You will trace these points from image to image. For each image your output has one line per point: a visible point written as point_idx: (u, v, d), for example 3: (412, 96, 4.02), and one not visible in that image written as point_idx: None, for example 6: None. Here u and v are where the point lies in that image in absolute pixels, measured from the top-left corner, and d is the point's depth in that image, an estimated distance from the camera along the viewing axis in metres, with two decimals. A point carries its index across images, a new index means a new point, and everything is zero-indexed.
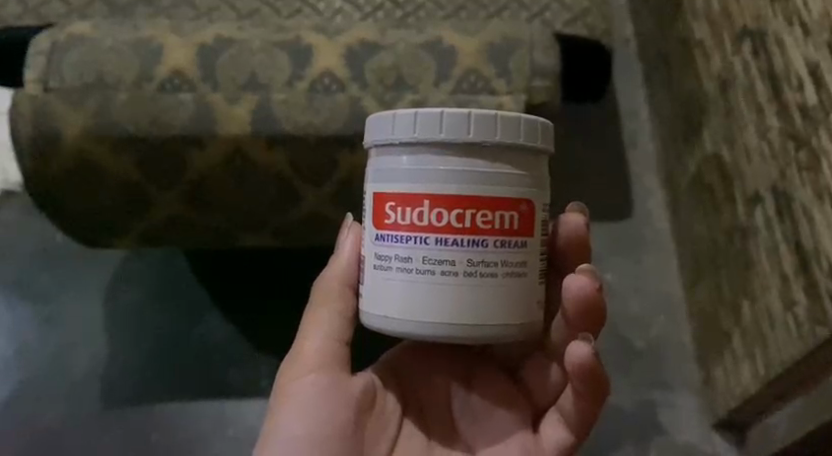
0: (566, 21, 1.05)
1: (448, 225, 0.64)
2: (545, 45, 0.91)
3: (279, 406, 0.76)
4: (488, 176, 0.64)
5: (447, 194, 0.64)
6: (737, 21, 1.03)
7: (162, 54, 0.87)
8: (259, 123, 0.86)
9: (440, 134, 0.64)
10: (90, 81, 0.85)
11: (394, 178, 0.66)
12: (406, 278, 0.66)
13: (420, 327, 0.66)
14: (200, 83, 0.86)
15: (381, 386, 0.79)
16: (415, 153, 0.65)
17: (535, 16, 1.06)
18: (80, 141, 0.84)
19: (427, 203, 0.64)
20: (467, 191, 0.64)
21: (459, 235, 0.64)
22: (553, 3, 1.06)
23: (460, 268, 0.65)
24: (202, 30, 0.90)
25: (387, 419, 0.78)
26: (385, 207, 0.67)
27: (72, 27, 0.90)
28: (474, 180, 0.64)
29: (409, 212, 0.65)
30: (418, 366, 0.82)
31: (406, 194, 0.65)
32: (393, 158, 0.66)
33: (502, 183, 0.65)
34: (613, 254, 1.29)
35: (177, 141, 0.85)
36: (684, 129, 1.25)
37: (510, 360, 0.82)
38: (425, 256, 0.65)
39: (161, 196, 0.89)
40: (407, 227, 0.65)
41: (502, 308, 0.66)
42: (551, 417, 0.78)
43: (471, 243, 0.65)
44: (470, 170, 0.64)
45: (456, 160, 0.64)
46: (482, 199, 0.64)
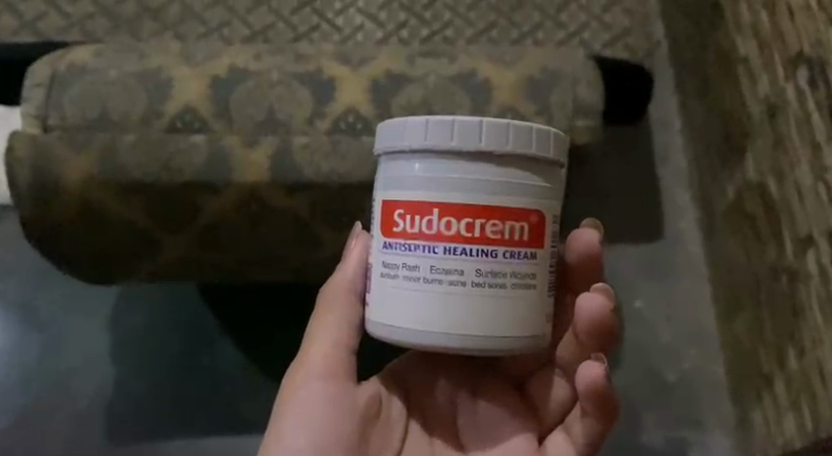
0: (607, 42, 0.98)
1: (458, 235, 0.61)
2: (590, 79, 0.83)
3: (279, 416, 0.72)
4: (499, 186, 0.61)
5: (457, 203, 0.60)
6: (792, 44, 0.95)
7: (173, 88, 0.80)
8: (278, 169, 0.79)
9: (450, 143, 0.61)
10: (94, 118, 0.79)
11: (404, 186, 0.62)
12: (411, 287, 0.62)
13: (423, 336, 0.62)
14: (213, 121, 0.80)
15: (386, 392, 0.76)
16: (425, 161, 0.62)
17: (573, 37, 0.98)
18: (84, 186, 0.77)
19: (436, 211, 0.61)
20: (478, 199, 0.60)
21: (468, 246, 0.61)
22: (592, 21, 0.99)
23: (468, 278, 0.61)
24: (215, 60, 0.83)
25: (391, 430, 0.74)
26: (396, 214, 0.63)
27: (73, 52, 0.83)
28: (485, 189, 0.60)
29: (418, 220, 0.61)
30: (426, 373, 0.78)
31: (415, 201, 0.62)
32: (405, 165, 0.63)
33: (514, 193, 0.61)
34: (642, 279, 1.24)
35: (189, 186, 0.78)
36: (722, 148, 1.18)
37: (517, 373, 0.78)
38: (432, 265, 0.62)
39: (169, 239, 0.82)
40: (416, 235, 0.62)
41: (511, 318, 0.63)
42: (559, 433, 0.74)
43: (480, 253, 0.61)
44: (483, 179, 0.60)
45: (467, 168, 0.60)
46: (492, 210, 0.61)
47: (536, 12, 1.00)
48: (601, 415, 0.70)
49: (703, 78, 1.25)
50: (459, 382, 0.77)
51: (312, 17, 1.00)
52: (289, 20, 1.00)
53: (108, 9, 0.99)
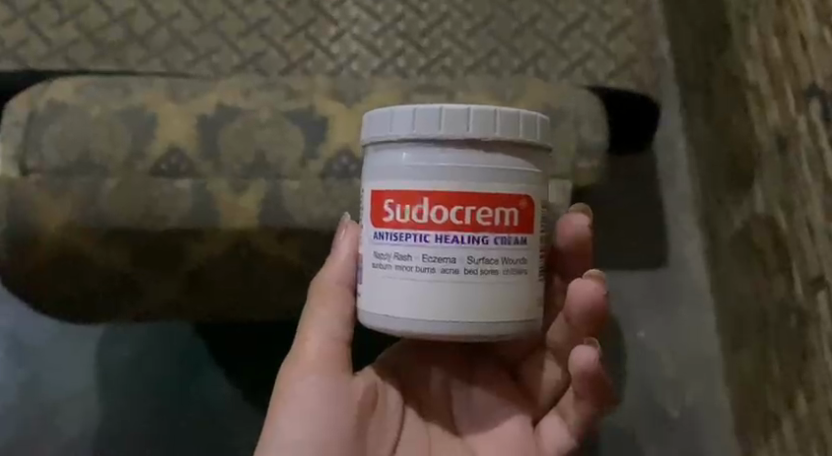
0: (612, 72, 0.94)
1: (448, 223, 0.59)
2: (594, 117, 0.80)
3: (274, 416, 0.70)
4: (489, 172, 0.60)
5: (447, 191, 0.59)
6: (805, 75, 0.91)
7: (158, 128, 0.77)
8: (268, 215, 0.75)
9: (438, 131, 0.60)
10: (74, 160, 0.75)
11: (394, 176, 0.61)
12: (404, 277, 0.61)
13: (416, 324, 0.61)
14: (200, 162, 0.76)
15: (381, 383, 0.74)
16: (414, 150, 0.60)
17: (575, 66, 0.95)
18: (63, 235, 0.74)
19: (426, 200, 0.60)
20: (468, 187, 0.59)
21: (459, 234, 0.60)
22: (597, 49, 0.95)
23: (461, 265, 0.60)
24: (202, 96, 0.80)
25: (386, 422, 0.73)
26: (386, 205, 0.62)
27: (52, 88, 0.79)
28: (475, 176, 0.59)
29: (408, 210, 0.60)
30: (420, 362, 0.78)
31: (405, 191, 0.60)
32: (394, 155, 0.62)
33: (505, 180, 0.60)
34: (645, 308, 1.21)
35: (175, 234, 0.75)
36: (729, 174, 1.14)
37: (510, 359, 0.79)
38: (424, 253, 0.60)
39: (154, 285, 0.79)
40: (406, 225, 0.61)
41: (504, 303, 0.62)
42: (554, 417, 0.75)
43: (472, 240, 0.60)
44: (473, 167, 0.59)
45: (457, 155, 0.59)
46: (483, 196, 0.59)
47: (537, 40, 0.96)
48: (594, 399, 0.71)
49: (710, 98, 1.20)
50: (452, 369, 0.78)
51: (305, 44, 0.96)
52: (282, 47, 0.96)
53: (91, 34, 0.95)
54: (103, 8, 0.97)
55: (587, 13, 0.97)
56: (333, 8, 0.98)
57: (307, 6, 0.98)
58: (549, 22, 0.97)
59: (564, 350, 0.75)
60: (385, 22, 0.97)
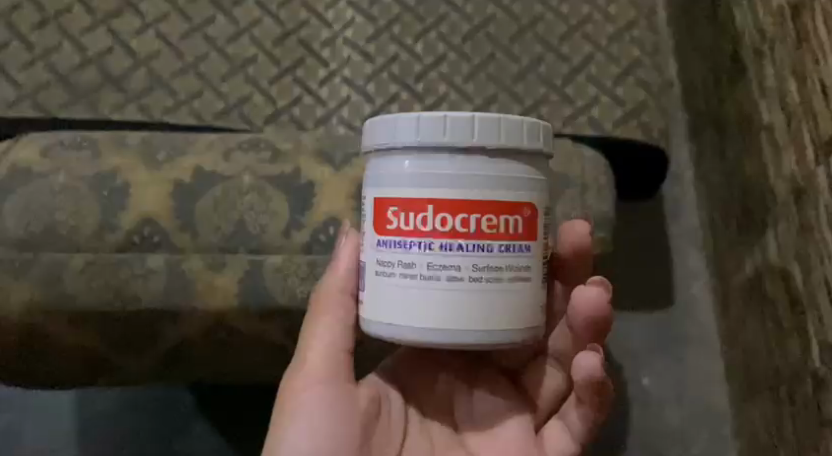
0: (618, 120, 0.88)
1: (454, 232, 0.58)
2: (599, 184, 0.75)
3: (278, 429, 0.66)
4: (494, 179, 0.59)
5: (452, 199, 0.58)
6: (825, 126, 0.85)
7: (132, 196, 0.71)
8: (248, 294, 0.71)
9: (444, 140, 0.58)
10: (39, 232, 0.70)
11: (398, 183, 0.60)
12: (407, 285, 0.60)
13: (417, 329, 0.59)
14: (177, 233, 0.71)
15: (383, 390, 0.71)
16: (419, 159, 0.59)
17: (580, 113, 0.89)
18: (26, 317, 0.69)
19: (431, 208, 0.58)
20: (473, 194, 0.58)
21: (465, 242, 0.58)
22: (603, 95, 0.90)
23: (465, 274, 0.59)
24: (178, 159, 0.74)
25: (391, 430, 0.69)
26: (391, 213, 0.60)
27: (17, 149, 0.74)
28: (481, 184, 0.58)
29: (413, 217, 0.59)
30: (421, 368, 0.74)
31: (409, 198, 0.59)
32: (397, 164, 0.60)
33: (510, 186, 0.59)
34: (651, 352, 1.16)
35: (144, 316, 0.70)
36: (740, 215, 1.09)
37: (510, 367, 0.74)
38: (429, 262, 0.59)
39: (127, 361, 0.75)
40: (409, 233, 0.59)
41: (507, 309, 0.60)
42: (555, 425, 0.71)
43: (476, 248, 0.58)
44: (479, 175, 0.58)
45: (462, 163, 0.58)
46: (489, 205, 0.58)
47: (539, 85, 0.91)
48: (597, 408, 0.68)
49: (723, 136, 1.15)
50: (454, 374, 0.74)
51: (293, 88, 0.91)
52: (268, 91, 0.91)
53: (64, 77, 0.90)
54: (80, 49, 0.92)
55: (592, 54, 0.92)
56: (323, 48, 0.93)
57: (294, 44, 0.93)
58: (552, 65, 0.92)
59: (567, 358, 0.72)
60: (378, 63, 0.92)
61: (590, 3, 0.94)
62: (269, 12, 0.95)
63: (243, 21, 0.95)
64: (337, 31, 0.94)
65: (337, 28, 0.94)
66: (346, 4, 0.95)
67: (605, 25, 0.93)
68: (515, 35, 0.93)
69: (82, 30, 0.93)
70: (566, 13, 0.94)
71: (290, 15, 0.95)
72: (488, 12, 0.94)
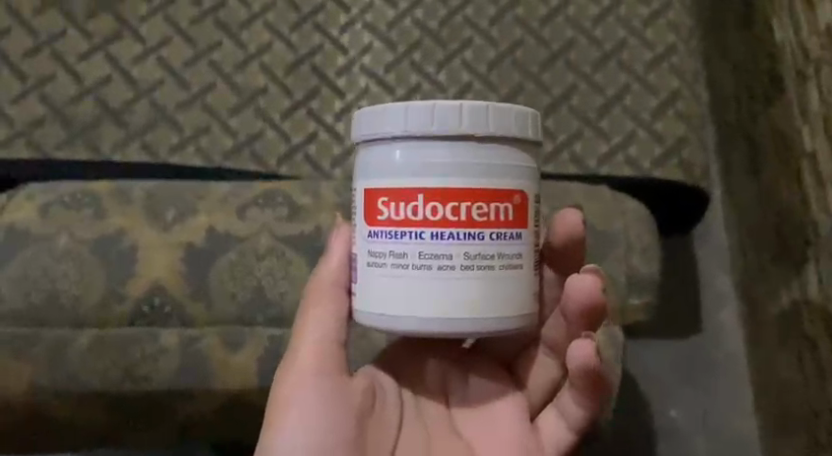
0: (656, 159, 0.83)
1: (446, 221, 0.51)
2: (645, 244, 0.70)
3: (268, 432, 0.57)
4: (488, 166, 0.52)
5: (445, 187, 0.51)
6: None
7: (139, 264, 0.66)
8: (269, 372, 0.65)
9: (431, 127, 0.52)
10: (40, 302, 0.64)
11: (387, 174, 0.53)
12: (397, 277, 0.53)
13: (413, 320, 0.52)
14: (190, 302, 0.65)
15: (379, 383, 0.63)
16: (407, 146, 0.52)
17: (616, 151, 0.84)
18: (30, 399, 0.64)
19: (421, 197, 0.51)
20: (464, 183, 0.51)
21: (458, 231, 0.51)
22: (640, 130, 0.84)
23: (459, 262, 0.52)
24: (188, 219, 0.68)
25: (387, 423, 0.61)
26: (383, 205, 0.53)
27: (16, 208, 0.68)
28: (473, 173, 0.51)
29: (402, 207, 0.52)
30: (416, 359, 0.66)
31: (396, 187, 0.52)
32: (384, 154, 0.53)
33: (503, 175, 0.52)
34: (680, 384, 1.12)
35: (158, 395, 0.64)
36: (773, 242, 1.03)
37: (508, 358, 0.67)
38: (419, 251, 0.52)
39: (140, 440, 0.69)
40: (398, 224, 0.52)
41: (506, 298, 0.53)
42: (551, 411, 0.64)
43: (468, 236, 0.52)
44: (469, 164, 0.52)
45: (452, 151, 0.52)
46: (483, 194, 0.52)
47: (572, 118, 0.85)
48: (597, 399, 0.61)
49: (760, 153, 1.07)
50: (451, 360, 0.66)
51: (307, 123, 0.85)
52: (281, 127, 0.85)
53: (60, 111, 0.83)
54: (76, 78, 0.85)
55: (628, 84, 0.86)
56: (339, 76, 0.87)
57: (308, 72, 0.87)
58: (585, 96, 0.86)
59: (562, 344, 0.65)
60: (398, 94, 0.86)
61: (625, 27, 0.89)
62: (279, 36, 0.89)
63: (252, 45, 0.88)
64: (353, 57, 0.88)
65: (353, 54, 0.88)
66: (362, 27, 0.89)
67: (642, 50, 0.88)
68: (544, 62, 0.87)
69: (77, 57, 0.86)
70: (599, 38, 0.88)
71: (302, 40, 0.88)
72: (516, 36, 0.88)
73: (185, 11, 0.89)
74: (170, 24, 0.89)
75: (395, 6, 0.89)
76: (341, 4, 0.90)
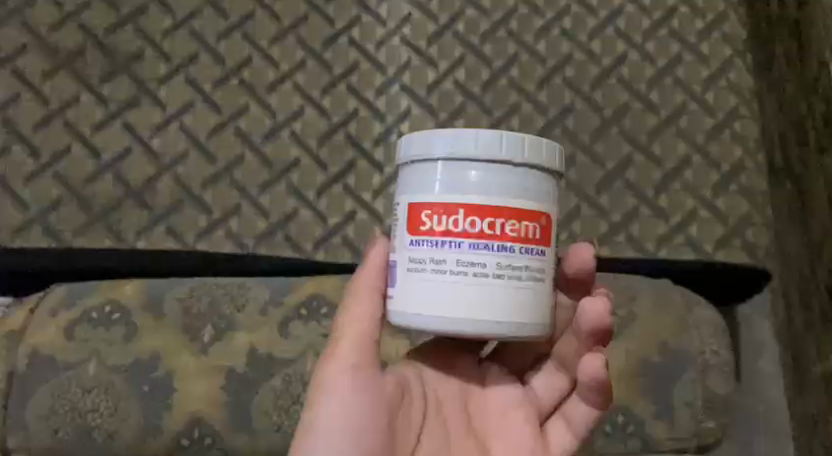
0: (719, 242, 0.78)
1: (484, 234, 0.46)
2: (720, 363, 0.66)
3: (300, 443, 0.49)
4: (529, 187, 0.47)
5: (485, 201, 0.46)
6: None
7: (178, 393, 0.61)
8: None
9: (476, 144, 0.47)
10: (70, 437, 0.60)
11: (424, 185, 0.48)
12: (431, 285, 0.47)
13: (438, 322, 0.47)
14: (232, 435, 0.61)
15: (407, 381, 0.53)
16: (449, 161, 0.47)
17: (676, 232, 0.78)
18: None
19: (461, 210, 0.46)
20: (501, 201, 0.46)
21: (498, 244, 0.46)
22: (701, 208, 0.79)
23: (493, 270, 0.47)
24: (227, 338, 0.63)
25: (412, 426, 0.51)
26: (419, 214, 0.48)
27: (47, 326, 0.63)
28: (508, 192, 0.47)
29: (439, 217, 0.47)
30: (440, 359, 0.56)
31: (436, 199, 0.47)
32: (424, 166, 0.48)
33: (537, 199, 0.48)
34: None
35: None
36: None
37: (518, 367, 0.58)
38: (453, 260, 0.47)
39: None
40: (435, 237, 0.47)
41: (539, 313, 0.48)
42: (554, 424, 0.55)
43: (502, 250, 0.47)
44: (506, 186, 0.47)
45: (489, 171, 0.47)
46: (525, 216, 0.47)
47: (628, 194, 0.79)
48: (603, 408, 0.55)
49: (828, 224, 0.71)
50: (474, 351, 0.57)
51: (345, 201, 0.79)
52: (315, 205, 0.79)
53: (78, 191, 0.77)
54: (93, 152, 0.79)
55: (688, 156, 0.81)
56: (376, 147, 0.81)
57: (342, 142, 0.81)
58: (642, 169, 0.80)
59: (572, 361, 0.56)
60: None
61: (684, 90, 0.83)
62: (310, 100, 0.82)
63: (281, 111, 0.82)
64: (391, 124, 0.82)
65: (390, 120, 0.82)
66: (400, 89, 0.83)
67: (702, 116, 0.82)
68: (597, 130, 0.81)
69: (93, 127, 0.80)
70: (656, 103, 0.82)
71: (336, 106, 0.82)
72: (566, 101, 0.82)
73: (208, 73, 0.83)
74: (193, 87, 0.82)
75: (435, 66, 0.83)
76: (377, 65, 0.84)
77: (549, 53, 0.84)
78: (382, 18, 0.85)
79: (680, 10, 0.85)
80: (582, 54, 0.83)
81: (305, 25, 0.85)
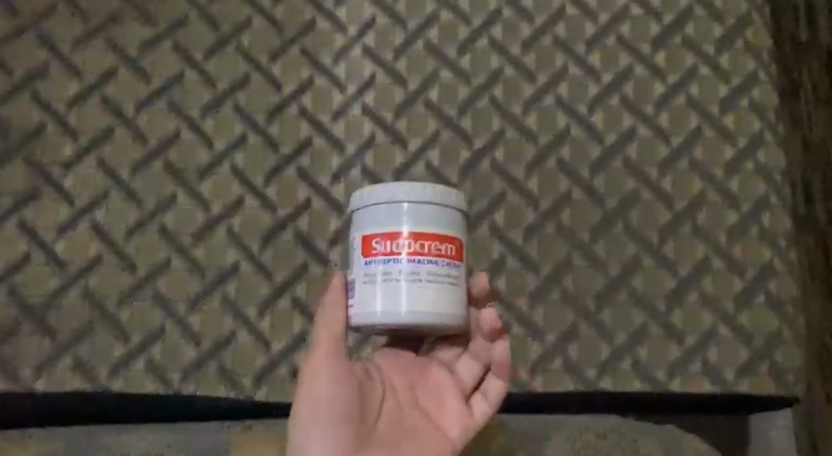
0: (742, 369, 0.65)
1: (421, 251, 0.49)
2: None
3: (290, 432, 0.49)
4: (450, 216, 0.51)
5: (419, 226, 0.50)
6: None
7: None
8: None
9: (405, 185, 0.50)
10: None
11: (371, 221, 0.51)
12: None
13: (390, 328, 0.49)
14: None
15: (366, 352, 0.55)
16: (387, 199, 0.50)
17: (691, 356, 0.65)
18: None
19: (402, 234, 0.50)
20: (431, 227, 0.50)
21: (431, 258, 0.50)
22: (721, 325, 0.66)
23: (430, 280, 0.50)
24: None
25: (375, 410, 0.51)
26: (367, 242, 0.50)
27: None
28: (436, 221, 0.51)
29: (385, 242, 0.50)
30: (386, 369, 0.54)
31: (382, 228, 0.50)
32: (368, 207, 0.51)
33: (454, 230, 0.51)
34: None
35: None
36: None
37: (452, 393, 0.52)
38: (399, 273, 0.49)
39: None
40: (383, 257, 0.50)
41: None
42: (481, 402, 0.55)
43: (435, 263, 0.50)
44: (433, 216, 0.51)
45: (418, 206, 0.50)
46: (453, 239, 0.51)
47: (635, 309, 0.66)
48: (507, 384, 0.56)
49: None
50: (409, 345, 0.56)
51: (293, 319, 0.65)
52: (257, 325, 0.65)
53: None
54: None
55: (707, 259, 0.67)
56: (332, 248, 0.67)
57: (291, 242, 0.67)
58: (651, 277, 0.66)
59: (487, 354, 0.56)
60: None
61: (704, 174, 0.68)
62: (251, 188, 0.67)
63: (215, 203, 0.67)
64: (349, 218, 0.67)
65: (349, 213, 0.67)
66: (360, 173, 0.68)
67: (725, 208, 0.67)
68: (598, 227, 0.67)
69: None
70: (670, 193, 0.68)
71: (283, 196, 0.67)
72: (561, 190, 0.68)
73: (125, 154, 0.67)
74: (105, 172, 0.67)
75: (404, 145, 0.68)
76: (334, 142, 0.69)
77: (541, 128, 0.69)
78: (340, 81, 0.69)
79: (702, 72, 0.70)
80: (583, 130, 0.69)
81: (245, 89, 0.69)
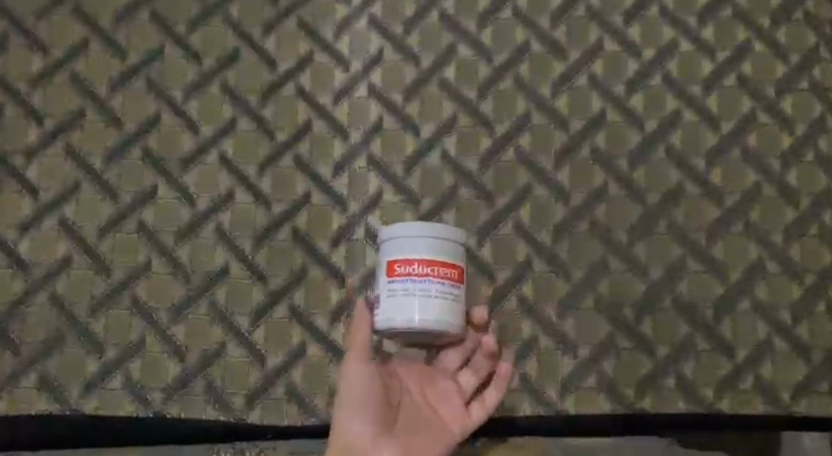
0: (800, 387, 0.57)
1: (432, 277, 0.48)
2: None
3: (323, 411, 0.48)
4: (456, 247, 0.50)
5: (431, 254, 0.49)
6: None
7: None
8: None
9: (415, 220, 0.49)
10: None
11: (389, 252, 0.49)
12: None
13: None
14: None
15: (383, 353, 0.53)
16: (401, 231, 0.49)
17: (742, 374, 0.57)
18: None
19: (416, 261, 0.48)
20: (441, 256, 0.49)
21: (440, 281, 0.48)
22: (777, 337, 0.58)
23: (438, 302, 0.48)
24: None
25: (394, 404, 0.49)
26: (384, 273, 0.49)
27: None
28: (445, 250, 0.49)
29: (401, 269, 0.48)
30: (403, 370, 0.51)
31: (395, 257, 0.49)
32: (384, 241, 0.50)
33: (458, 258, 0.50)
34: None
35: None
36: None
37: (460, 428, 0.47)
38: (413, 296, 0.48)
39: None
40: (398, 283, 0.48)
41: None
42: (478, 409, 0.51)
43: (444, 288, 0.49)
44: (442, 246, 0.49)
45: (428, 235, 0.49)
46: (456, 265, 0.49)
47: (679, 319, 0.58)
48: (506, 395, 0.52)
49: None
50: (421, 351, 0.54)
51: (291, 329, 0.57)
52: (249, 338, 0.57)
53: None
54: None
55: (760, 262, 0.59)
56: (335, 248, 0.58)
57: (287, 242, 0.58)
58: (697, 282, 0.58)
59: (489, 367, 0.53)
60: None
61: (757, 165, 0.60)
62: (242, 180, 0.59)
63: (201, 197, 0.59)
64: (354, 214, 0.59)
65: (354, 209, 0.59)
66: (367, 163, 0.59)
67: (780, 204, 0.59)
68: (637, 226, 0.59)
69: None
70: (719, 186, 0.59)
71: (279, 188, 0.59)
72: (596, 183, 0.59)
73: (98, 141, 0.59)
74: (75, 162, 0.59)
75: (417, 130, 0.60)
76: (336, 127, 0.60)
77: (572, 112, 0.60)
78: (343, 57, 0.61)
79: (754, 49, 0.61)
80: (619, 115, 0.60)
81: (235, 66, 0.61)
